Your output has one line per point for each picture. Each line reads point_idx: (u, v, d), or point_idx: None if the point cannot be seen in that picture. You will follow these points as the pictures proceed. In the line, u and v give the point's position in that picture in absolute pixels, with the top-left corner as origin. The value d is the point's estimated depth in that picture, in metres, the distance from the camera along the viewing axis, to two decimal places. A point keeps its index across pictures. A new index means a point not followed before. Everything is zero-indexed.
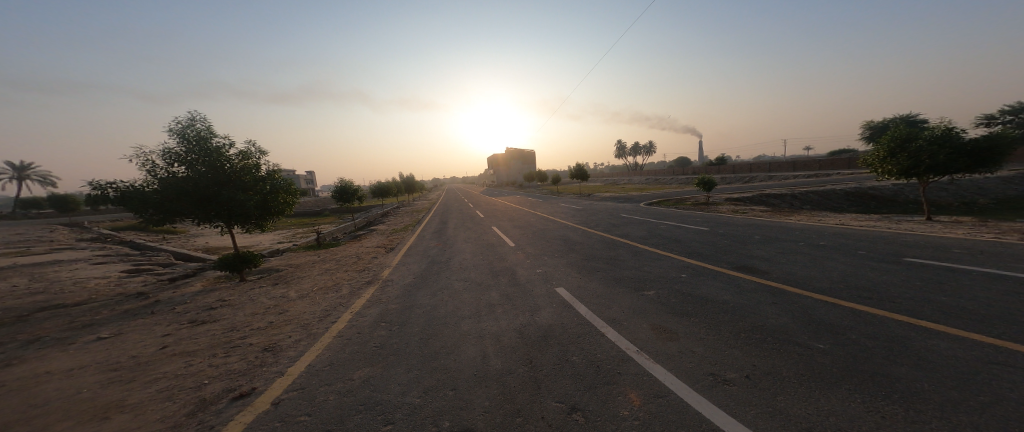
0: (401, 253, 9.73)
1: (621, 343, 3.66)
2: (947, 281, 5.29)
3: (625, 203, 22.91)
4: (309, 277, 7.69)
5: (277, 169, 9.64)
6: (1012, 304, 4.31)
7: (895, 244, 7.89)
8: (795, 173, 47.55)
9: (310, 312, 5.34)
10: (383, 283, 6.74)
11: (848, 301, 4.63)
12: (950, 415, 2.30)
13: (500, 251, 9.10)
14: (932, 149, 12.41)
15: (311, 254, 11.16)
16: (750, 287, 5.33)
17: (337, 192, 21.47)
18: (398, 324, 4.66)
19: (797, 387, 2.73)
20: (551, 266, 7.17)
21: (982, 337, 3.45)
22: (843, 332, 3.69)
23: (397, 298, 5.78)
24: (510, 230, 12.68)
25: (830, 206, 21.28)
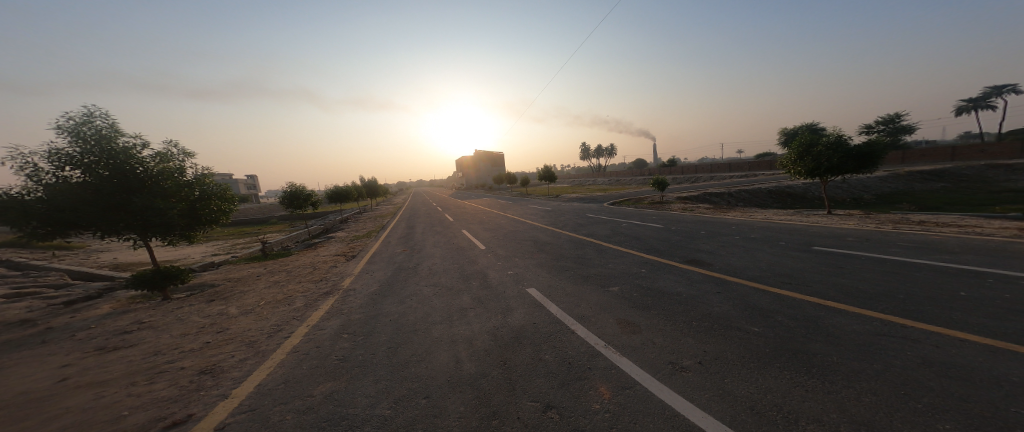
0: (364, 260, 9.27)
1: (590, 338, 3.78)
2: (853, 264, 6.17)
3: (586, 203, 23.73)
4: (255, 290, 7.06)
5: (207, 173, 8.77)
6: (900, 281, 5.13)
7: (812, 234, 9.06)
8: (731, 173, 52.59)
9: (258, 329, 4.89)
10: (343, 293, 6.36)
11: (782, 286, 5.20)
12: (863, 383, 2.67)
13: (469, 254, 9.00)
14: (830, 154, 14.30)
15: (256, 266, 10.23)
16: (701, 279, 5.78)
17: (286, 198, 19.93)
18: (361, 334, 4.43)
19: (742, 368, 3.00)
20: (521, 267, 7.23)
21: (886, 312, 4.04)
22: (779, 315, 4.12)
23: (359, 307, 5.49)
24: (477, 233, 12.57)
25: (760, 203, 23.73)
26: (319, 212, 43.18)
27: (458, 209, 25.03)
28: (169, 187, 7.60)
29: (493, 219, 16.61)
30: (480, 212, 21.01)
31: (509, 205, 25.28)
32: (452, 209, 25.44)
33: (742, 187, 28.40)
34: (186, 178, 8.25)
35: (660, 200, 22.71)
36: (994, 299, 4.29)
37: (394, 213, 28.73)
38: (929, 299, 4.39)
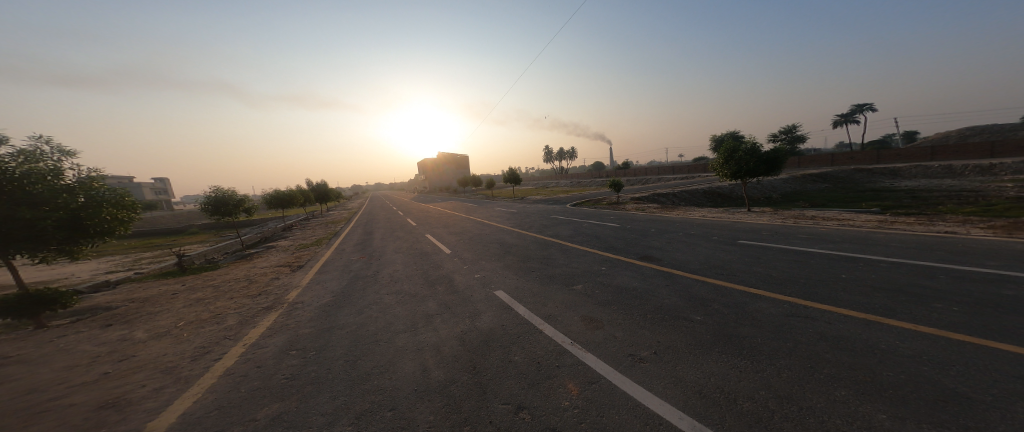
0: (313, 270, 8.51)
1: (556, 337, 3.86)
2: (776, 254, 7.05)
3: (546, 205, 24.27)
4: (173, 310, 6.13)
5: (93, 175, 7.46)
6: (812, 267, 5.98)
7: (741, 229, 10.21)
8: (672, 175, 57.40)
9: (180, 353, 4.25)
10: (288, 307, 5.78)
11: (721, 276, 5.77)
12: (788, 360, 3.05)
13: (432, 259, 8.70)
14: (748, 158, 16.29)
15: (173, 282, 8.88)
16: (653, 274, 6.20)
17: (211, 204, 17.65)
18: (312, 349, 4.07)
19: (690, 355, 3.28)
20: (488, 270, 7.16)
21: (803, 295, 4.68)
22: (722, 303, 4.56)
23: (308, 321, 5.03)
24: (437, 238, 12.20)
25: (696, 201, 26.17)
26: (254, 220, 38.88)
27: (415, 214, 24.11)
28: (39, 192, 6.32)
29: (454, 223, 16.28)
30: (440, 216, 20.51)
31: (469, 209, 24.97)
32: (409, 214, 24.45)
33: (681, 188, 31.14)
34: (65, 182, 6.92)
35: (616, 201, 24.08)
36: (877, 280, 5.18)
37: (344, 218, 26.86)
38: (832, 282, 5.17)
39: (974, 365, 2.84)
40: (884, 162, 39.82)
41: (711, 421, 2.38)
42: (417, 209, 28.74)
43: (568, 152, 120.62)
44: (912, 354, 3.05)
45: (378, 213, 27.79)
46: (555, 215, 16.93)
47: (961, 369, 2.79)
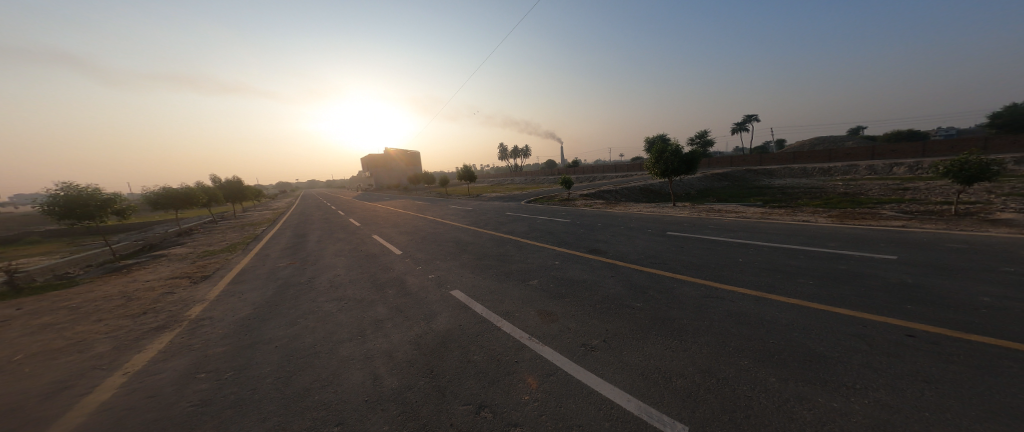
0: (224, 280, 7.29)
1: (515, 333, 3.90)
2: (701, 243, 8.04)
3: (496, 202, 24.29)
4: (15, 338, 4.75)
5: None
6: (728, 253, 6.96)
7: (672, 222, 11.44)
8: (609, 174, 61.98)
9: (23, 392, 3.29)
10: (193, 323, 4.86)
11: (659, 265, 6.40)
12: (711, 337, 3.53)
13: (378, 261, 8.07)
14: (673, 159, 18.35)
15: (9, 304, 6.86)
16: (601, 266, 6.61)
17: (63, 205, 13.98)
18: (228, 370, 3.49)
19: (634, 339, 3.59)
20: (443, 270, 6.89)
21: (722, 278, 5.43)
22: (660, 289, 5.07)
23: (221, 338, 4.29)
24: (381, 238, 11.34)
25: (632, 197, 28.48)
26: (137, 224, 31.88)
27: (353, 213, 22.17)
28: None
29: (401, 222, 15.33)
30: (384, 215, 19.22)
31: (414, 207, 23.78)
32: (346, 213, 22.41)
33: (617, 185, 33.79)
34: None
35: (567, 197, 25.08)
36: (775, 261, 6.24)
37: (263, 219, 23.51)
38: (744, 265, 6.09)
39: (839, 328, 3.61)
40: (768, 163, 48.24)
41: (653, 398, 2.64)
42: (355, 208, 26.44)
43: (515, 149, 121.38)
44: (800, 323, 3.76)
45: (309, 213, 24.99)
46: (510, 212, 17.02)
47: (832, 332, 3.52)
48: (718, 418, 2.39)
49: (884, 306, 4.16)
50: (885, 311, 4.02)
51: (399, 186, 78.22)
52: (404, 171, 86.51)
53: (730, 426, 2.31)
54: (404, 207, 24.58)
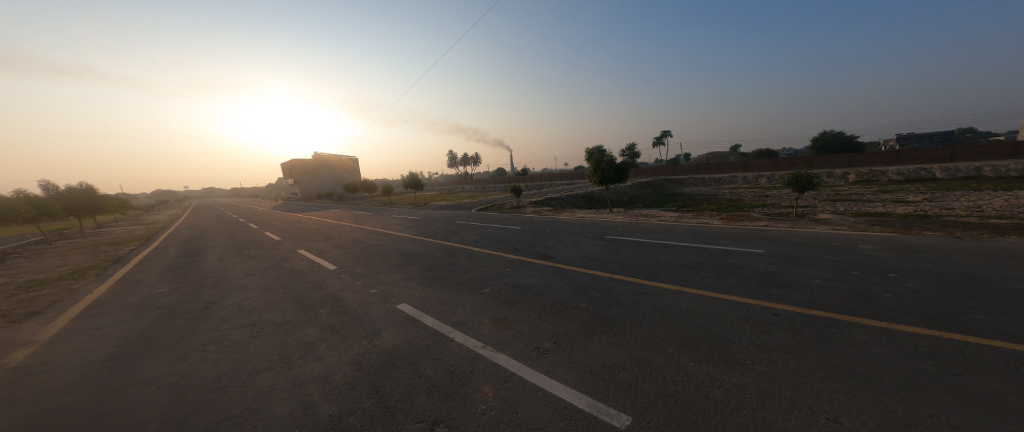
0: (73, 314, 5.69)
1: (468, 343, 3.77)
2: (635, 245, 8.82)
3: (438, 211, 23.53)
4: None
5: None
6: (658, 253, 7.75)
7: (611, 226, 12.37)
8: (548, 183, 64.72)
9: None
10: (30, 370, 3.71)
11: (602, 267, 6.83)
12: (650, 330, 3.86)
13: (307, 278, 7.12)
14: (609, 169, 20.03)
15: None
16: (550, 270, 6.78)
17: None
18: (92, 421, 2.74)
19: (583, 338, 3.76)
20: (387, 283, 6.36)
21: (655, 276, 6.02)
22: (603, 289, 5.41)
23: (69, 386, 3.31)
24: (309, 253, 10.07)
25: (574, 203, 30.08)
26: None
27: (271, 225, 19.40)
28: None
29: (336, 234, 13.85)
30: (309, 227, 17.17)
31: (346, 217, 21.74)
32: (263, 225, 19.48)
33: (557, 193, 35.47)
34: None
35: (516, 205, 25.51)
36: (695, 258, 7.15)
37: (139, 236, 19.15)
38: (671, 263, 6.84)
39: (745, 313, 4.26)
40: (679, 173, 55.53)
41: (600, 393, 2.77)
42: (275, 219, 23.17)
43: (458, 157, 119.13)
44: (718, 311, 4.35)
45: (211, 226, 21.18)
46: (459, 221, 16.66)
47: (741, 317, 4.14)
48: (655, 404, 2.60)
49: (776, 292, 5.03)
50: (778, 295, 4.87)
51: (332, 194, 70.17)
52: (338, 174, 76.87)
53: (664, 410, 2.53)
54: (335, 217, 22.33)
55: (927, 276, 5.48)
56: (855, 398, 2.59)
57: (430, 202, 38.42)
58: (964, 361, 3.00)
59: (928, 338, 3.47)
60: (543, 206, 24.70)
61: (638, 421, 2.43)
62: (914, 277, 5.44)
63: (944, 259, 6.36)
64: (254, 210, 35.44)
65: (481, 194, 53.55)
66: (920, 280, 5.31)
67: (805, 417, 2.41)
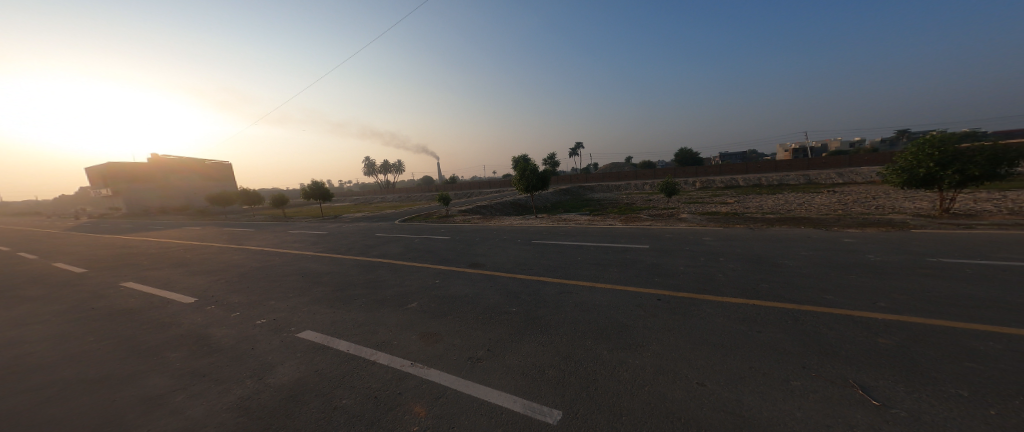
0: None
1: (394, 363, 3.48)
2: (558, 247, 9.39)
3: (352, 224, 21.41)
4: None
5: None
6: (578, 254, 8.41)
7: (535, 231, 12.95)
8: (471, 192, 64.49)
9: None
10: None
11: (528, 270, 7.08)
12: (575, 327, 4.13)
13: (173, 314, 5.61)
14: (533, 177, 21.04)
15: None
16: (479, 278, 6.74)
17: None
18: None
19: (514, 342, 3.82)
20: (287, 310, 5.47)
21: (575, 275, 6.49)
22: (530, 293, 5.59)
23: None
24: (174, 283, 7.95)
25: (500, 209, 30.65)
26: None
27: (111, 249, 14.82)
28: None
29: (214, 258, 11.22)
30: (175, 249, 13.82)
31: (231, 235, 18.13)
32: (94, 251, 14.71)
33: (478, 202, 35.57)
34: None
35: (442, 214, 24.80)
36: (608, 256, 7.96)
37: None
38: (588, 262, 7.48)
39: (649, 301, 4.90)
40: (589, 180, 61.41)
41: (533, 393, 2.84)
42: (116, 241, 17.82)
43: (371, 161, 109.36)
44: (628, 301, 4.91)
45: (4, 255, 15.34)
46: (379, 233, 15.42)
47: (645, 305, 4.74)
48: (581, 395, 2.78)
49: (669, 279, 5.93)
50: (672, 283, 5.72)
51: (189, 208, 56.15)
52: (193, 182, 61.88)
53: (589, 399, 2.71)
54: (207, 236, 18.14)
55: (769, 257, 7.10)
56: (729, 360, 3.20)
57: (340, 213, 34.54)
58: (793, 322, 3.97)
59: (769, 306, 4.50)
60: (471, 214, 24.41)
61: (568, 414, 2.55)
62: (760, 259, 7.00)
63: (777, 244, 8.37)
64: (79, 230, 26.73)
65: (399, 203, 50.37)
66: (764, 260, 6.88)
67: (694, 383, 2.87)
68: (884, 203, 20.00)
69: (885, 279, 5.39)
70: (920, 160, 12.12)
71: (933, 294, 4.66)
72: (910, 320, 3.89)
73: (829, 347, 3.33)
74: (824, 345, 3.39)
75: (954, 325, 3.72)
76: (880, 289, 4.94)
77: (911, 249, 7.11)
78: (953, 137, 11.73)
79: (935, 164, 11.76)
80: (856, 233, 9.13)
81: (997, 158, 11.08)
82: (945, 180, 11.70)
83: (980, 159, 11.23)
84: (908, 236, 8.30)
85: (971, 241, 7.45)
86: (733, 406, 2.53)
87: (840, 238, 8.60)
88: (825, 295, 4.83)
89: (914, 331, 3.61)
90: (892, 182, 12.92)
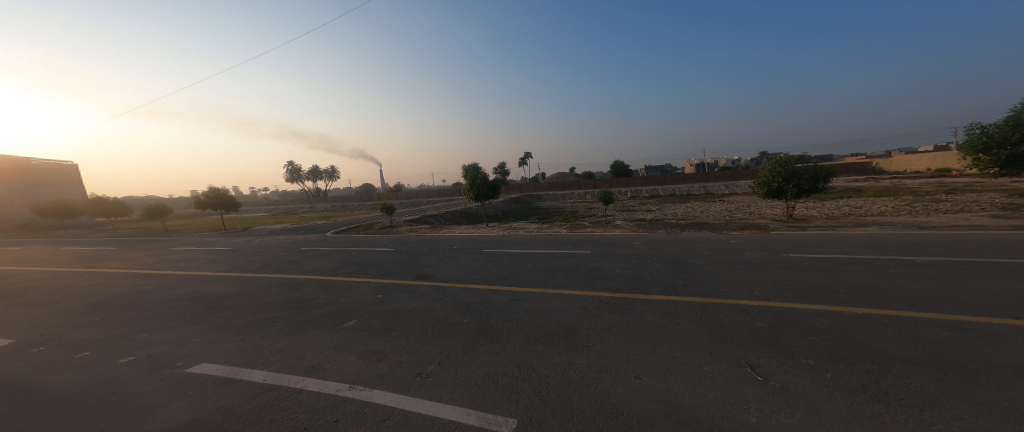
0: None
1: (330, 388, 3.14)
2: (506, 256, 9.41)
3: (280, 236, 19.28)
4: None
5: None
6: (526, 261, 8.51)
7: (485, 240, 12.86)
8: (417, 201, 62.24)
9: None
10: None
11: (476, 280, 6.97)
12: (526, 333, 4.13)
13: (20, 359, 4.38)
14: (482, 186, 21.00)
15: None
16: (424, 291, 6.46)
17: None
18: None
19: (465, 354, 3.70)
20: (192, 340, 4.67)
21: (523, 282, 6.54)
22: (479, 302, 5.49)
23: None
24: (21, 319, 6.24)
25: (449, 219, 29.99)
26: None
27: None
28: None
29: (80, 285, 9.04)
30: (33, 273, 11.07)
31: (117, 254, 15.10)
32: None
33: (419, 213, 34.30)
34: None
35: (386, 225, 23.47)
36: (555, 263, 8.18)
37: None
38: (536, 269, 7.60)
39: (595, 303, 5.09)
40: (537, 190, 63.15)
41: (487, 404, 2.76)
42: None
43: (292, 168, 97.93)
44: (574, 305, 5.06)
45: None
46: (312, 246, 14.05)
47: (590, 307, 4.92)
48: (535, 400, 2.77)
49: (610, 281, 6.26)
50: (614, 285, 6.05)
51: (38, 221, 44.69)
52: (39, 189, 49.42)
53: (542, 404, 2.71)
54: (77, 257, 14.79)
55: (695, 257, 7.88)
56: (667, 352, 3.45)
57: (264, 225, 30.75)
58: (716, 313, 4.42)
59: (695, 300, 4.99)
60: (417, 224, 23.54)
61: (523, 421, 2.52)
62: (687, 259, 7.72)
63: (700, 245, 9.37)
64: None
65: (337, 213, 46.63)
66: (691, 260, 7.63)
67: (637, 377, 3.03)
68: (765, 210, 24.06)
69: (783, 271, 6.31)
70: (773, 176, 14.84)
71: (815, 281, 5.60)
72: (801, 304, 4.62)
73: (745, 333, 3.77)
74: (741, 331, 3.84)
75: (831, 306, 4.49)
76: (779, 280, 5.78)
77: (800, 246, 8.45)
78: (791, 159, 14.80)
79: (781, 179, 14.55)
80: (754, 234, 10.71)
81: (817, 177, 14.29)
82: (789, 192, 14.54)
83: (808, 177, 14.33)
84: (791, 235, 9.99)
85: (833, 238, 9.21)
86: (669, 395, 2.72)
87: (748, 239, 9.91)
88: (738, 286, 5.52)
89: (805, 314, 4.26)
90: (757, 193, 15.30)
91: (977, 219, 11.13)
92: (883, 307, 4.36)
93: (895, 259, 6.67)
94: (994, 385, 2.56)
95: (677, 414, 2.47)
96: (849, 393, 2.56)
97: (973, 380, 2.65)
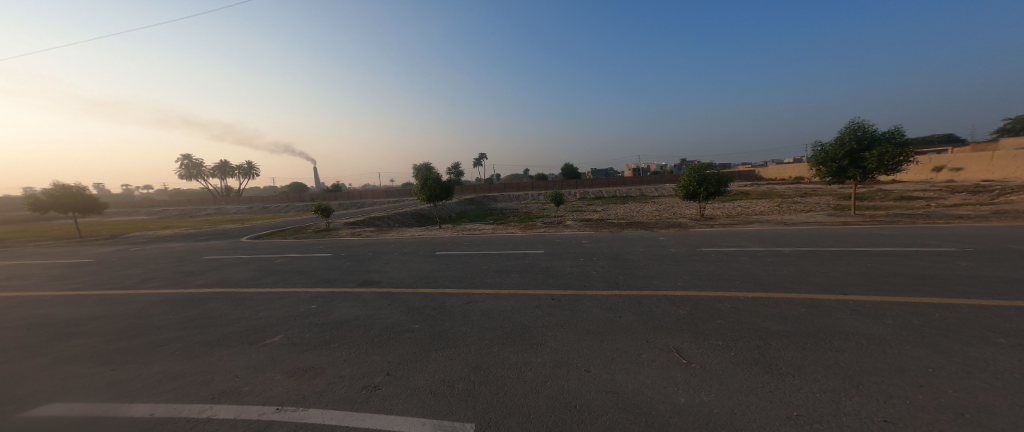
0: None
1: (260, 411, 2.81)
2: (458, 258, 9.23)
3: (198, 242, 16.99)
4: None
5: None
6: (478, 263, 8.41)
7: (435, 242, 12.52)
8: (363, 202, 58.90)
9: None
10: None
11: (425, 284, 6.74)
12: (480, 336, 4.08)
13: None
14: (433, 186, 20.39)
15: None
16: (369, 298, 6.08)
17: None
18: None
19: (416, 361, 3.54)
20: (73, 371, 3.90)
21: (474, 284, 6.46)
22: (429, 307, 5.31)
23: None
24: None
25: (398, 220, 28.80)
26: None
27: None
28: None
29: None
30: None
31: None
32: None
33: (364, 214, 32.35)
34: None
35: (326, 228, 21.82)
36: (506, 263, 8.20)
37: None
38: (487, 271, 7.54)
39: (546, 302, 5.19)
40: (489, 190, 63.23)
41: (441, 411, 2.67)
42: None
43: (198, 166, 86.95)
44: (528, 305, 5.11)
45: None
46: (237, 253, 12.59)
47: (542, 306, 5.00)
48: (490, 402, 2.74)
49: (561, 280, 6.42)
50: (564, 283, 6.22)
51: None
52: None
53: (498, 406, 2.69)
54: None
55: (636, 254, 8.40)
56: (615, 344, 3.63)
57: (176, 229, 26.88)
58: (655, 305, 4.75)
59: (637, 295, 5.32)
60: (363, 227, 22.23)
61: (478, 424, 2.48)
62: (629, 256, 8.20)
63: (642, 243, 10.03)
64: None
65: (270, 215, 42.35)
66: (632, 257, 8.12)
67: (589, 371, 3.14)
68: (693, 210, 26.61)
69: (711, 263, 6.97)
70: (688, 180, 16.50)
71: (736, 272, 6.26)
72: (725, 292, 5.13)
73: (681, 322, 4.10)
74: (678, 320, 4.17)
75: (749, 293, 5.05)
76: (707, 272, 6.37)
77: (725, 241, 9.42)
78: (701, 166, 16.63)
79: (694, 183, 16.26)
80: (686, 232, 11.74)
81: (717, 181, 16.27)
82: (700, 194, 16.28)
83: (713, 181, 16.21)
84: (716, 232, 11.12)
85: (750, 233, 10.43)
86: (617, 385, 2.86)
87: (682, 235, 10.84)
88: (672, 279, 6.01)
89: (730, 301, 4.74)
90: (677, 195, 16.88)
91: (842, 216, 13.52)
92: (789, 291, 5.01)
93: (798, 250, 7.72)
94: (872, 352, 3.06)
95: (625, 403, 2.60)
96: (765, 371, 2.89)
97: (855, 348, 3.15)
